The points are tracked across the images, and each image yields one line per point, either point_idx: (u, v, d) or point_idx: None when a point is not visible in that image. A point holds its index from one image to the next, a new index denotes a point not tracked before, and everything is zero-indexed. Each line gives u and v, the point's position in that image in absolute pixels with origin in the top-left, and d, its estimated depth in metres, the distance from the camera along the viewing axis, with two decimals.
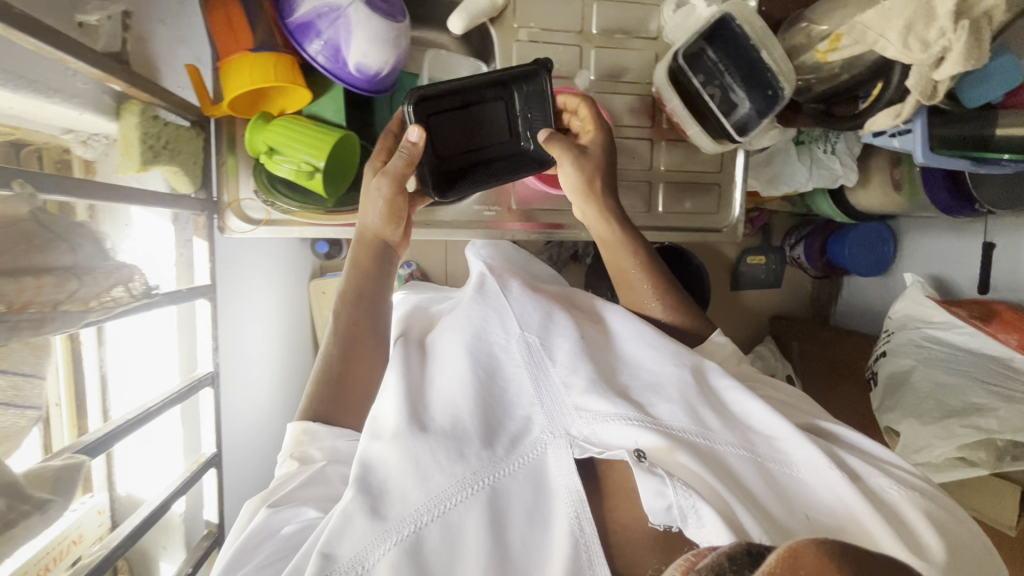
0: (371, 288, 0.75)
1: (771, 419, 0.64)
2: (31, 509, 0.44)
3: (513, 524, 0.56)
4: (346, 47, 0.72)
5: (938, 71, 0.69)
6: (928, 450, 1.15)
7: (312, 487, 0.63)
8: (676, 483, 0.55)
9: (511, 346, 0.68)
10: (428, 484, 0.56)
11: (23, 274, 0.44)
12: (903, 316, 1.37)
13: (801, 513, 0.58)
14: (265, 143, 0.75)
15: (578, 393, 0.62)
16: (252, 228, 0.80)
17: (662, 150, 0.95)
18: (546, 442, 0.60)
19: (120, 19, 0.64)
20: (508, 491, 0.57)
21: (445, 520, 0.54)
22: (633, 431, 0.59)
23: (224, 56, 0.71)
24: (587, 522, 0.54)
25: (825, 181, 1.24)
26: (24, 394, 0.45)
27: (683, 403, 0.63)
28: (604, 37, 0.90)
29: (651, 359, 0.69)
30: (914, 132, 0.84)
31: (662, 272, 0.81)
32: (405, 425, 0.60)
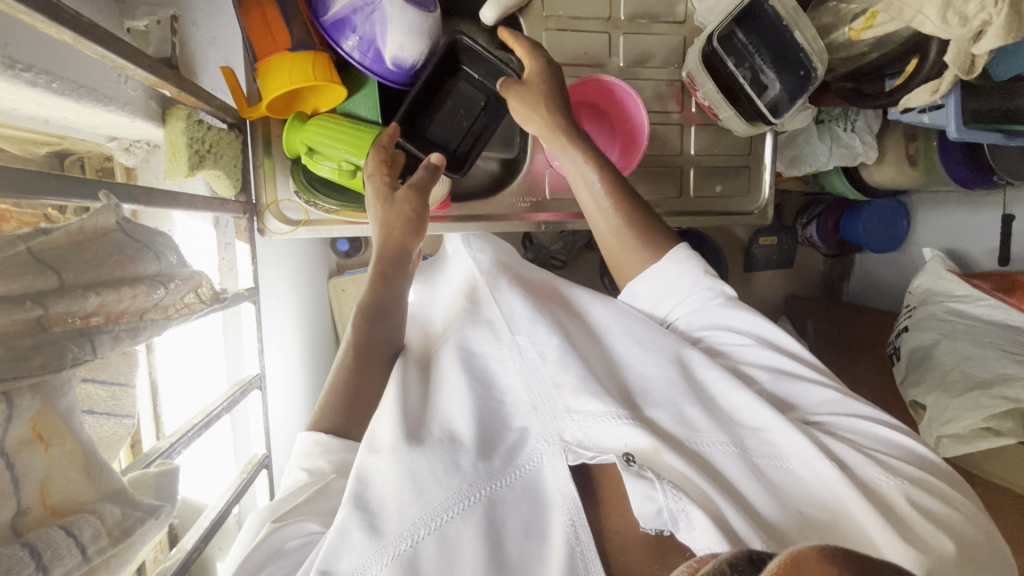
0: (382, 295, 0.74)
1: (761, 412, 0.64)
2: (144, 515, 0.44)
3: (509, 534, 0.57)
4: (382, 41, 0.72)
5: (978, 45, 0.69)
6: (955, 421, 1.16)
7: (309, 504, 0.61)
8: (665, 486, 0.56)
9: (504, 355, 0.73)
10: (425, 498, 0.57)
11: (121, 284, 0.44)
12: (925, 291, 1.38)
13: (795, 509, 0.59)
14: (304, 144, 0.75)
15: (569, 396, 0.65)
16: (291, 230, 0.80)
17: (692, 135, 0.95)
18: (541, 451, 0.62)
19: (169, 22, 0.62)
20: (504, 502, 0.58)
21: (442, 533, 0.55)
22: (624, 432, 0.61)
23: (261, 57, 0.70)
24: (583, 529, 0.55)
25: (845, 159, 1.25)
26: (122, 403, 0.48)
27: (672, 407, 0.66)
28: (631, 23, 0.89)
29: (641, 360, 0.71)
30: (947, 107, 0.84)
31: (641, 209, 0.76)
32: (402, 439, 0.62)
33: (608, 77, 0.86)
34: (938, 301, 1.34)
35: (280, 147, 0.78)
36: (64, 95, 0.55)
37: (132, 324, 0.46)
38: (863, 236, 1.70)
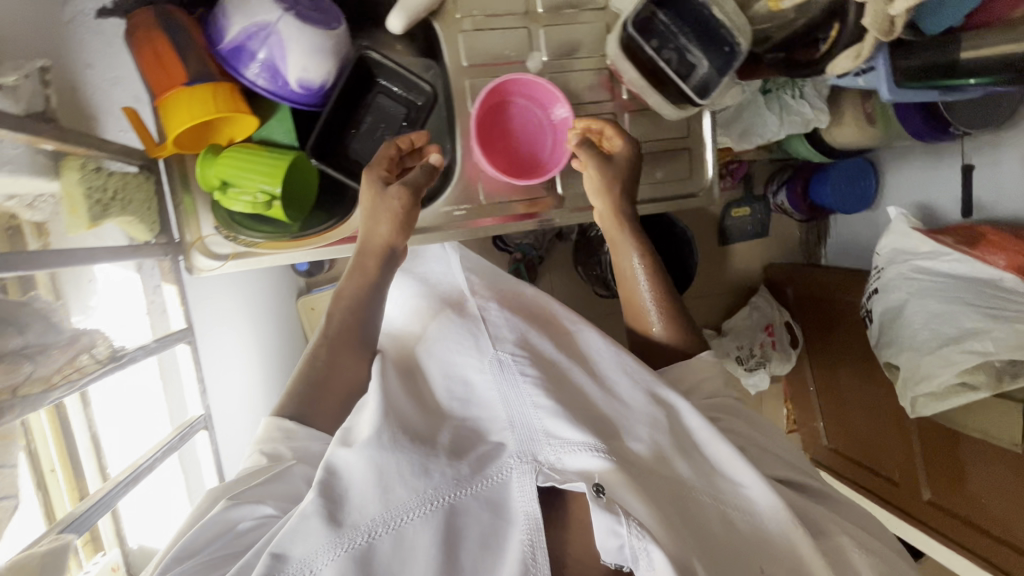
0: (365, 300, 0.75)
1: (733, 460, 0.66)
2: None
3: (465, 545, 0.55)
4: (283, 64, 0.70)
5: (894, 5, 0.67)
6: (929, 379, 1.18)
7: (265, 487, 0.62)
8: (632, 522, 0.54)
9: (484, 369, 0.69)
10: (389, 496, 0.56)
11: None
12: (891, 251, 1.36)
13: (755, 564, 0.61)
14: (218, 177, 0.72)
15: (547, 417, 0.63)
16: (220, 264, 0.78)
17: (627, 123, 0.92)
18: (511, 467, 0.59)
19: (35, 76, 0.71)
20: (466, 512, 0.57)
21: (399, 533, 0.55)
22: (595, 463, 0.59)
23: (158, 92, 0.68)
24: (541, 551, 0.53)
25: (797, 127, 1.23)
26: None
27: (653, 442, 0.66)
28: (551, 15, 0.87)
29: (629, 389, 0.72)
30: (877, 69, 0.82)
31: (666, 284, 0.83)
32: (376, 434, 0.61)
33: (523, 76, 0.83)
34: (904, 259, 1.32)
35: (197, 183, 0.76)
36: None
37: None
38: (831, 198, 1.68)
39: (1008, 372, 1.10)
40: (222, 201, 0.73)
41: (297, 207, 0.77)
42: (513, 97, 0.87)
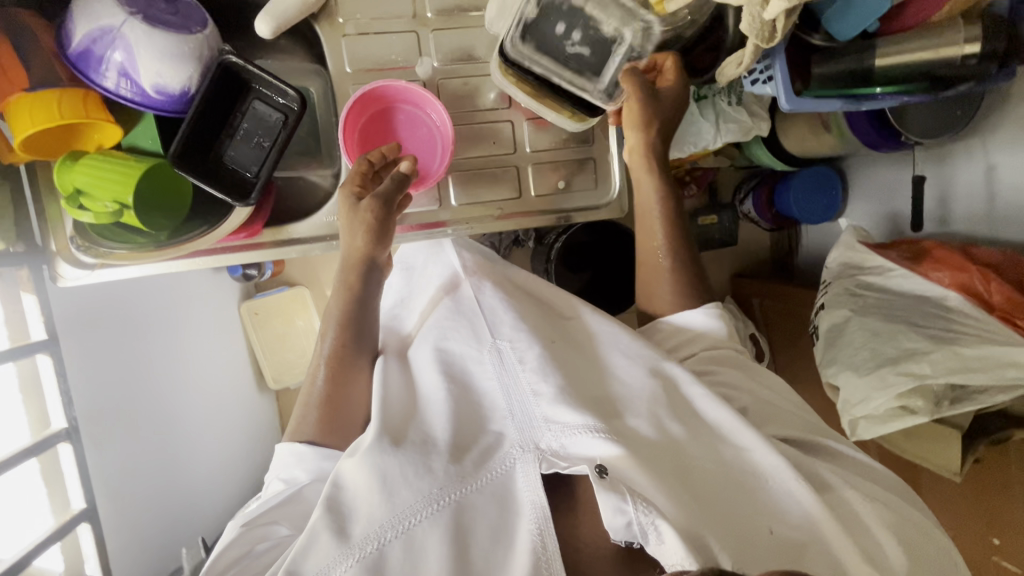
0: (360, 319, 0.83)
1: (740, 429, 0.73)
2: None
3: (474, 539, 0.64)
4: (134, 68, 0.68)
5: (768, 9, 0.63)
6: (867, 402, 1.11)
7: (285, 507, 0.72)
8: (636, 501, 0.62)
9: (485, 366, 0.79)
10: (394, 500, 0.64)
11: None
12: (839, 266, 1.29)
13: (763, 528, 0.67)
14: (73, 185, 0.71)
15: (546, 405, 0.71)
16: (86, 274, 0.76)
17: (527, 130, 0.89)
18: (515, 457, 0.68)
19: None
20: (472, 504, 0.65)
21: (409, 535, 0.63)
22: (597, 445, 0.66)
23: (1, 99, 0.66)
24: (549, 537, 0.62)
25: (735, 134, 1.18)
26: None
27: (649, 416, 0.74)
28: (442, 19, 0.84)
29: (625, 367, 0.80)
30: (776, 77, 0.78)
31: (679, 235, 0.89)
32: (379, 442, 0.69)
33: (398, 82, 0.79)
34: (851, 275, 1.26)
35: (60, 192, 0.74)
36: None
37: None
38: (796, 209, 1.61)
39: (947, 397, 1.04)
40: (73, 208, 0.72)
41: (159, 215, 0.75)
42: (397, 104, 0.84)
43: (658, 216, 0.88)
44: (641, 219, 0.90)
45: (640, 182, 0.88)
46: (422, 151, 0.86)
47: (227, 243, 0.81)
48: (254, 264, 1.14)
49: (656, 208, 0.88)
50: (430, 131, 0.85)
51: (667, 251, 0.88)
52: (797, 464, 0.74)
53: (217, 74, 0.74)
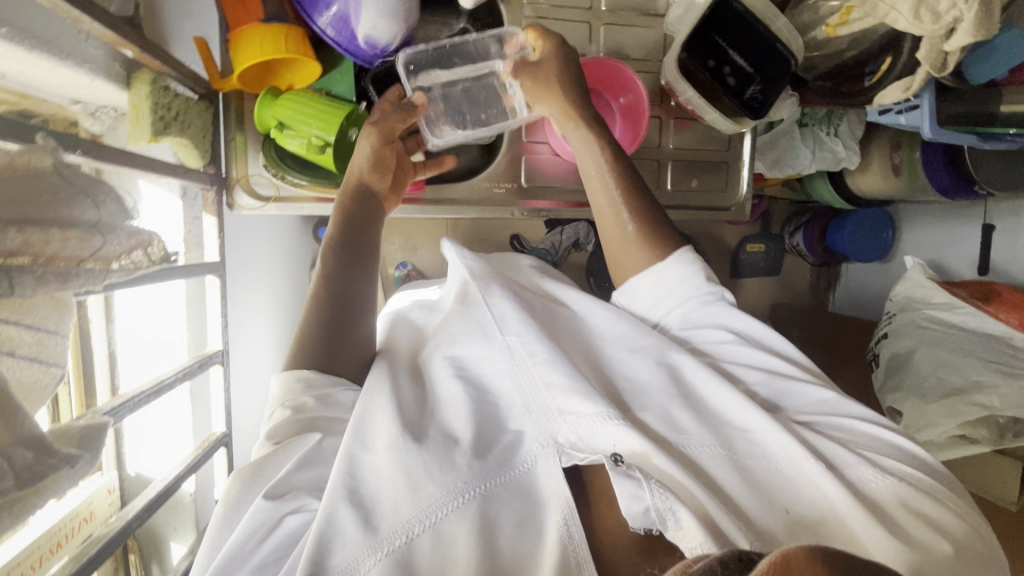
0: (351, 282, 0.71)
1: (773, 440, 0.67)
2: (59, 463, 0.44)
3: (502, 533, 0.57)
4: (356, 18, 0.72)
5: (949, 42, 0.71)
6: (931, 428, 1.14)
7: (299, 474, 0.60)
8: (653, 486, 0.57)
9: (495, 357, 0.71)
10: (420, 495, 0.57)
11: (48, 226, 0.43)
12: (905, 298, 1.34)
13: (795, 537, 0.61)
14: (275, 118, 0.74)
15: (561, 394, 0.65)
16: (262, 206, 0.79)
17: (671, 130, 0.95)
18: (536, 453, 0.62)
19: None
20: (498, 500, 0.59)
21: (437, 530, 0.55)
22: (615, 433, 0.62)
23: (234, 27, 0.71)
24: (576, 527, 0.56)
25: (827, 164, 1.24)
26: (48, 350, 0.44)
27: (660, 410, 0.67)
28: (613, 14, 0.90)
29: (631, 364, 0.72)
30: (921, 107, 0.86)
31: (647, 199, 0.76)
32: (399, 437, 0.62)
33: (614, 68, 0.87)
34: (915, 309, 1.30)
35: (252, 121, 0.77)
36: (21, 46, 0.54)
37: (62, 270, 0.44)
38: (849, 245, 1.62)
39: (1011, 430, 1.08)
40: (277, 140, 0.75)
41: (346, 159, 0.78)
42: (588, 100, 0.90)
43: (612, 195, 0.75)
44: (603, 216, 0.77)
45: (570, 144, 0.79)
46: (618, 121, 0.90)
47: None
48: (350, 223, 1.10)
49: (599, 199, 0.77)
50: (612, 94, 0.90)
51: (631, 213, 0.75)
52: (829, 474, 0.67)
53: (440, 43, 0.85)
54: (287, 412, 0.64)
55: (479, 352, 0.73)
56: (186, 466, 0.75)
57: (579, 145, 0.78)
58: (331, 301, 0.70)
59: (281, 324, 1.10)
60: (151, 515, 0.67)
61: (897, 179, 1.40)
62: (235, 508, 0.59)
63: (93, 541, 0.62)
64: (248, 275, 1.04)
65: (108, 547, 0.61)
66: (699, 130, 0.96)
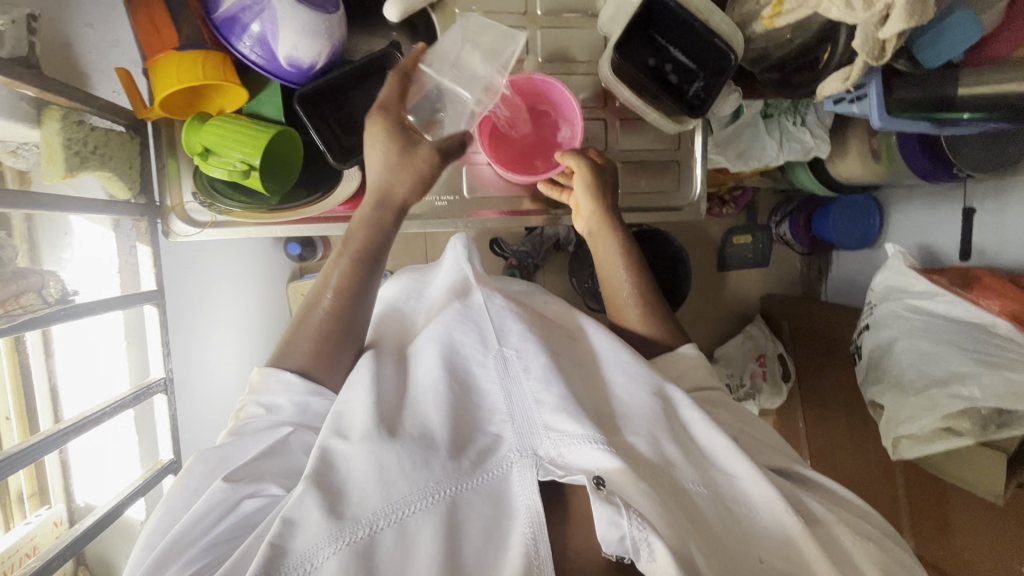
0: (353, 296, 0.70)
1: (729, 451, 0.65)
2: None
3: (468, 538, 0.57)
4: (274, 40, 0.72)
5: (883, 29, 0.67)
6: (912, 422, 1.11)
7: (264, 462, 0.63)
8: (631, 514, 0.56)
9: (489, 367, 0.69)
10: (390, 490, 0.57)
11: None
12: (885, 287, 1.30)
13: (754, 556, 0.61)
14: (201, 144, 0.73)
15: (549, 411, 0.64)
16: (198, 231, 0.79)
17: (618, 131, 0.93)
18: (511, 461, 0.61)
19: None
20: (468, 505, 0.59)
21: (401, 526, 0.56)
22: (598, 456, 0.60)
23: (150, 56, 0.71)
24: (543, 543, 0.56)
25: (797, 154, 1.20)
26: None
27: (648, 435, 0.65)
28: (550, 18, 0.88)
29: (626, 386, 0.70)
30: (869, 97, 0.84)
31: (654, 292, 0.85)
32: (375, 429, 0.62)
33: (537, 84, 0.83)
34: (898, 297, 1.25)
35: (183, 149, 0.77)
36: None
37: None
38: (834, 233, 1.61)
39: (995, 421, 1.03)
40: (202, 167, 0.74)
41: (276, 183, 0.77)
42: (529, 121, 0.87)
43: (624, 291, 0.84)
44: (605, 282, 0.87)
45: (597, 243, 0.86)
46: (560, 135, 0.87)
47: (299, 219, 0.82)
48: (316, 239, 1.10)
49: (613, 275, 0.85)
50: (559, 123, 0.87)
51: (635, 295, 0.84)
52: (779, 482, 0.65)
53: (371, 56, 0.82)
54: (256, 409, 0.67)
55: (471, 355, 0.71)
56: (128, 495, 0.78)
57: (606, 250, 0.86)
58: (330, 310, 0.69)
59: (245, 342, 1.12)
60: (74, 553, 0.69)
61: (875, 165, 1.36)
62: (188, 490, 0.62)
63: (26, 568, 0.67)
64: (203, 295, 1.08)
65: None
66: (647, 130, 0.94)
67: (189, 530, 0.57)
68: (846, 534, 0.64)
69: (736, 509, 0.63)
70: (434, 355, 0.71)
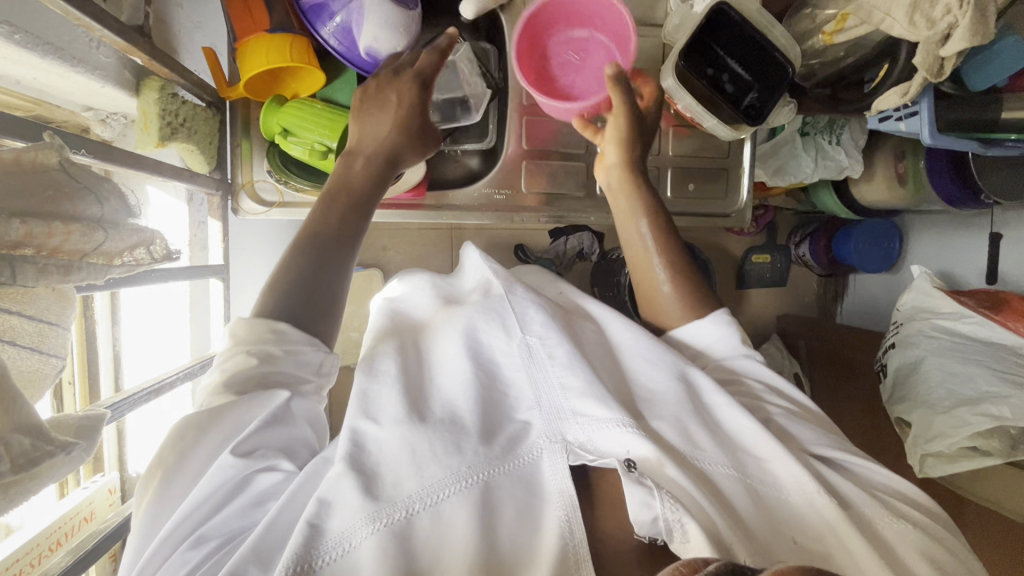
0: (328, 252, 0.65)
1: (762, 441, 0.65)
2: (54, 449, 0.42)
3: (502, 520, 0.57)
4: (357, 29, 0.74)
5: (944, 47, 0.71)
6: (941, 438, 1.10)
7: (267, 433, 0.58)
8: (664, 495, 0.56)
9: (513, 353, 0.70)
10: (424, 474, 0.58)
11: (52, 219, 0.43)
12: (911, 308, 1.31)
13: (788, 538, 0.60)
14: (279, 125, 0.75)
15: (575, 397, 0.64)
16: (265, 210, 0.81)
17: (670, 138, 0.96)
18: (541, 447, 0.62)
19: None
20: (501, 488, 0.59)
21: (436, 509, 0.56)
22: (628, 439, 0.61)
23: (241, 38, 0.74)
24: (577, 526, 0.56)
25: (830, 172, 1.23)
26: (48, 342, 0.46)
27: (673, 421, 0.66)
28: None
29: (649, 373, 0.71)
30: (921, 114, 0.87)
31: (685, 261, 0.79)
32: (406, 414, 0.63)
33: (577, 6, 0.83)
34: (925, 318, 1.27)
35: (258, 129, 0.79)
36: (26, 50, 0.57)
37: (65, 263, 0.46)
38: (855, 256, 1.61)
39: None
40: (281, 146, 0.76)
41: None
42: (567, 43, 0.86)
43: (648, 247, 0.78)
44: (631, 246, 0.80)
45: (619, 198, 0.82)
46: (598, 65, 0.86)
47: None
48: None
49: (636, 229, 0.79)
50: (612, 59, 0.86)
51: (665, 263, 0.77)
52: (834, 480, 0.65)
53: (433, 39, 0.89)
54: (249, 358, 0.59)
55: (493, 343, 0.72)
56: None
57: (629, 208, 0.80)
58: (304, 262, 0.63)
59: None
60: None
61: (902, 189, 1.39)
62: (186, 463, 0.56)
63: (92, 532, 0.64)
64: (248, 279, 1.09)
65: (104, 542, 0.62)
66: (699, 138, 0.97)
67: (195, 512, 0.54)
68: (880, 524, 0.62)
69: (770, 500, 0.62)
70: (457, 343, 0.72)
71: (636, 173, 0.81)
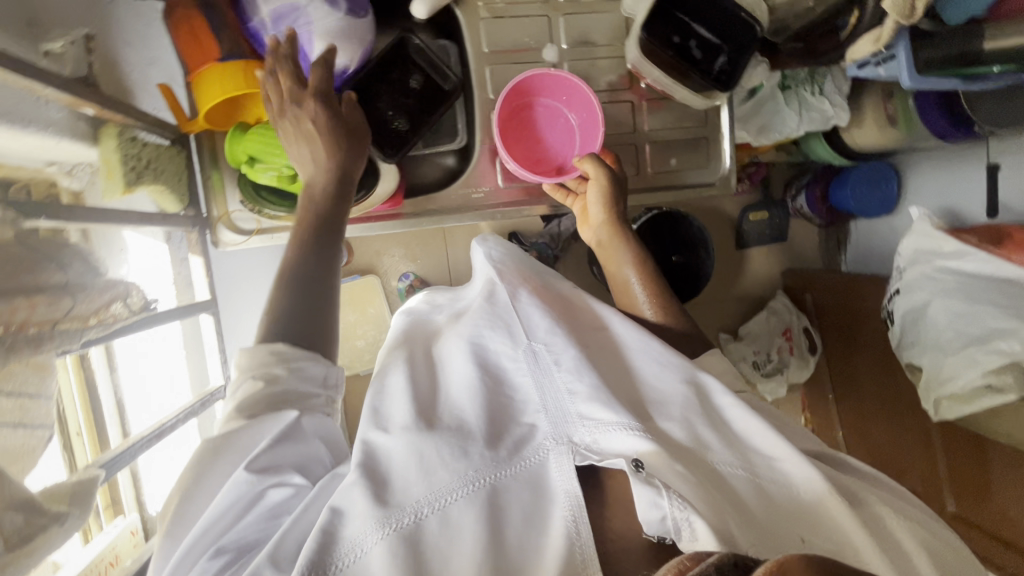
0: (315, 276, 0.68)
1: (772, 440, 0.63)
2: (49, 522, 0.50)
3: (509, 522, 0.55)
4: (309, 46, 0.75)
5: None
6: (952, 380, 1.10)
7: (279, 450, 0.58)
8: (672, 494, 0.53)
9: (518, 359, 0.69)
10: (432, 478, 0.56)
11: (16, 294, 0.51)
12: (913, 251, 1.26)
13: (794, 536, 0.57)
14: (245, 153, 0.75)
15: (582, 401, 0.63)
16: (244, 239, 0.81)
17: (644, 112, 0.94)
18: (548, 449, 0.60)
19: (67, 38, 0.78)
20: (509, 490, 0.57)
21: (444, 514, 0.54)
22: (633, 441, 0.59)
23: (194, 71, 0.73)
24: (583, 524, 0.53)
25: (816, 123, 1.20)
26: (31, 411, 0.52)
27: (683, 422, 0.64)
28: (571, 4, 0.89)
29: (659, 378, 0.69)
30: (898, 57, 0.85)
31: (667, 293, 0.85)
32: (413, 422, 0.62)
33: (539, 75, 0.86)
34: (927, 260, 1.22)
35: (225, 160, 0.79)
36: None
37: (36, 334, 0.52)
38: (852, 203, 1.56)
39: None
40: (249, 174, 0.76)
41: None
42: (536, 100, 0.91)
43: (638, 296, 0.83)
44: (620, 290, 0.87)
45: (609, 252, 0.88)
46: (561, 139, 0.93)
47: None
48: None
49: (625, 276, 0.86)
50: (571, 126, 0.92)
51: (653, 304, 0.83)
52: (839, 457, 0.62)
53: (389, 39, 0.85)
54: (256, 382, 0.60)
55: (498, 351, 0.71)
56: None
57: (619, 258, 0.87)
58: (299, 286, 0.66)
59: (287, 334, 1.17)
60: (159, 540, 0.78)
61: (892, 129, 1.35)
62: (204, 475, 0.57)
63: None
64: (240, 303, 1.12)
65: None
66: (674, 109, 0.95)
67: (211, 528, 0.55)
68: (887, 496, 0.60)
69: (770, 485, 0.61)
70: (462, 353, 0.72)
71: (619, 227, 0.87)
